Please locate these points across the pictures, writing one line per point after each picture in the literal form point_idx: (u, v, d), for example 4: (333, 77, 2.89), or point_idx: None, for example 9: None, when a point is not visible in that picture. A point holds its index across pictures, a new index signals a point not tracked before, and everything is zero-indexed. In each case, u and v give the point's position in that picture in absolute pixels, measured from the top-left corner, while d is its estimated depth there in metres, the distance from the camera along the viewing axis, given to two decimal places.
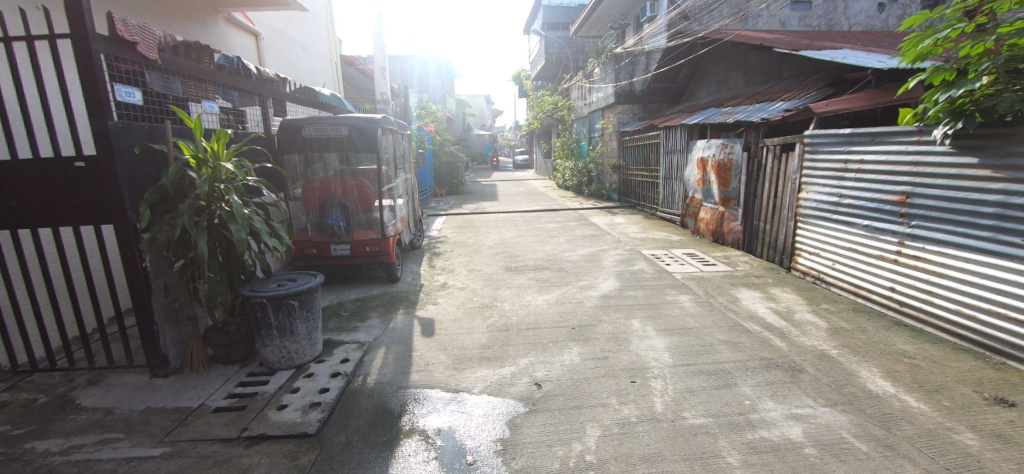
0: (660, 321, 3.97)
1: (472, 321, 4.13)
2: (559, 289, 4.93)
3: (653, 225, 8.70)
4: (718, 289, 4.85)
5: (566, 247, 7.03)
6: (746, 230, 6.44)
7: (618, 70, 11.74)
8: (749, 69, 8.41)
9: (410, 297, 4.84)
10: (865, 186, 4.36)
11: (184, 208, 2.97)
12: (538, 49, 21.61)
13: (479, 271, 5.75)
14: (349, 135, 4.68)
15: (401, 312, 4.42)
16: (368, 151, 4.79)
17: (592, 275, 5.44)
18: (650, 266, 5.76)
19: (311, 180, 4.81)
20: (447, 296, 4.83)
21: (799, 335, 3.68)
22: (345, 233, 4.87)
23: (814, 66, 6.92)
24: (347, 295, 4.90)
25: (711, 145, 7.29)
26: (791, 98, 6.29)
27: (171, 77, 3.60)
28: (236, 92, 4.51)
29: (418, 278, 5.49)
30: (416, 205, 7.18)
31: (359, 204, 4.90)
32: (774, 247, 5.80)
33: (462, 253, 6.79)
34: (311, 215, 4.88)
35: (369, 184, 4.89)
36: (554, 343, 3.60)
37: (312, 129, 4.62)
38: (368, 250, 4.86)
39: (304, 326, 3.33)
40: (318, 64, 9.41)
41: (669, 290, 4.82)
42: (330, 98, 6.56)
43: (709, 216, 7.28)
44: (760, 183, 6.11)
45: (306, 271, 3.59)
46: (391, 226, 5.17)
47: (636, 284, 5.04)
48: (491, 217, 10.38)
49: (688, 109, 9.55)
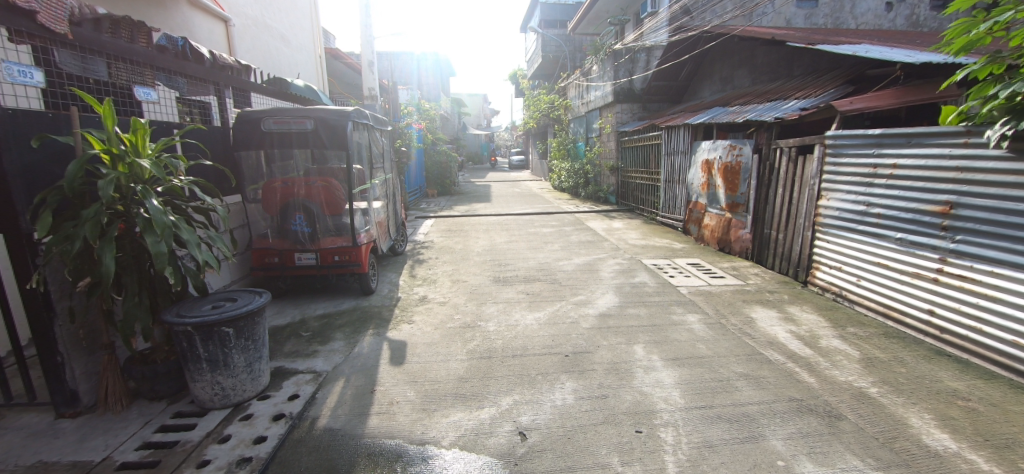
0: (667, 349, 3.43)
1: (451, 346, 3.57)
2: (552, 306, 4.38)
3: (654, 231, 8.19)
4: (729, 307, 4.33)
5: (560, 255, 6.49)
6: (755, 238, 5.93)
7: (618, 67, 11.19)
8: (757, 67, 7.92)
9: (383, 314, 4.27)
10: (898, 194, 3.86)
11: (87, 215, 2.40)
12: (534, 47, 21.06)
13: (464, 283, 5.19)
14: (316, 130, 4.10)
15: (370, 332, 3.85)
16: (337, 149, 4.20)
17: (588, 289, 4.89)
18: (653, 278, 5.23)
19: (272, 180, 4.22)
20: (426, 313, 4.27)
21: (830, 368, 3.16)
22: (311, 240, 4.31)
23: (829, 63, 6.44)
24: (312, 311, 4.34)
25: (717, 146, 6.77)
26: (806, 95, 5.79)
27: (92, 57, 3.00)
28: (184, 78, 3.93)
29: (395, 290, 4.93)
30: (399, 207, 6.62)
31: (326, 208, 4.30)
32: (788, 258, 5.30)
33: (447, 261, 6.23)
34: (272, 219, 4.31)
35: (337, 184, 4.28)
36: (543, 376, 3.05)
37: (272, 123, 4.04)
38: (337, 260, 4.32)
39: (244, 357, 2.77)
40: (298, 56, 8.82)
41: (675, 308, 4.28)
42: (304, 90, 5.99)
43: (714, 223, 6.80)
44: (772, 188, 5.60)
45: (251, 288, 3.04)
46: (365, 233, 4.61)
47: (638, 300, 4.50)
48: (482, 220, 9.81)
49: (691, 108, 9.03)
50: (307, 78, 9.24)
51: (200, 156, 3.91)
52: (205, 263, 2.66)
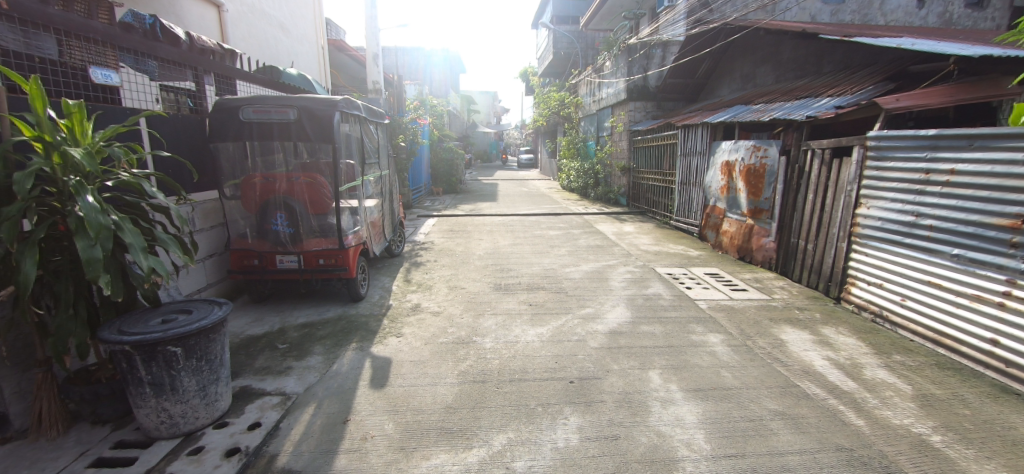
0: (687, 377, 2.99)
1: (441, 365, 3.15)
2: (556, 320, 3.94)
3: (667, 236, 7.71)
4: (755, 326, 3.87)
5: (567, 261, 6.05)
6: (780, 248, 5.46)
7: (631, 63, 10.71)
8: (783, 63, 7.43)
9: (370, 324, 3.85)
10: (956, 204, 3.38)
11: (7, 213, 2.03)
12: (545, 44, 20.59)
13: (462, 291, 4.77)
14: (299, 121, 3.71)
15: (352, 347, 3.44)
16: (322, 143, 3.81)
17: (597, 301, 4.45)
18: (668, 290, 4.77)
19: (251, 175, 3.84)
20: (416, 325, 3.85)
21: (881, 408, 2.69)
22: (294, 241, 3.94)
23: (864, 58, 5.92)
24: (293, 320, 3.95)
25: (739, 147, 6.29)
26: (840, 93, 5.29)
27: (35, 31, 2.63)
28: (155, 60, 3.55)
29: (386, 297, 4.54)
30: (396, 206, 6.24)
31: (311, 207, 3.90)
32: (817, 271, 4.83)
33: (446, 264, 5.83)
34: (251, 217, 3.93)
35: (322, 182, 3.87)
36: (543, 407, 2.63)
37: (251, 111, 3.66)
38: (322, 264, 3.95)
39: (195, 380, 2.38)
40: (299, 46, 8.48)
41: (694, 326, 3.83)
42: (298, 79, 5.62)
43: (733, 230, 6.33)
44: (801, 194, 5.13)
45: (211, 298, 2.66)
46: (355, 234, 4.23)
47: (652, 316, 4.05)
48: (486, 220, 9.39)
49: (709, 106, 8.54)
50: (308, 69, 8.89)
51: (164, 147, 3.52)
52: (150, 271, 2.26)
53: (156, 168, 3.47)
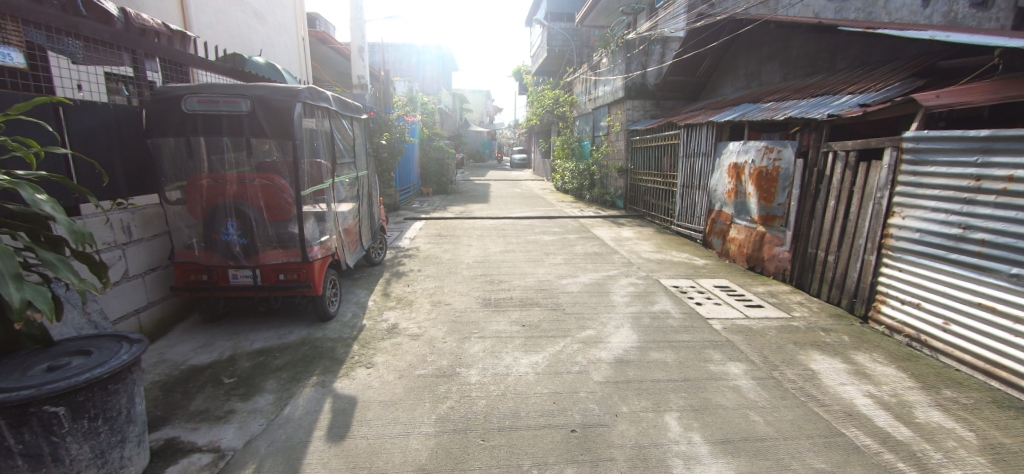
0: (710, 423, 2.49)
1: (416, 408, 2.62)
2: (554, 346, 3.42)
3: (669, 243, 7.24)
4: (779, 352, 3.40)
5: (564, 271, 5.54)
6: (795, 258, 5.02)
7: (630, 60, 10.28)
8: (792, 60, 7.00)
9: (336, 351, 3.30)
10: (1014, 215, 2.93)
11: None
12: (539, 40, 20.06)
13: (446, 308, 4.22)
14: (252, 112, 3.16)
15: (312, 382, 2.90)
16: (280, 139, 3.25)
17: (599, 320, 3.93)
18: (677, 307, 4.29)
19: (197, 176, 3.28)
20: (391, 352, 3.31)
21: (950, 466, 2.21)
22: (248, 254, 3.38)
23: (885, 53, 5.48)
24: (247, 345, 3.40)
25: (748, 148, 5.84)
26: (863, 90, 4.85)
27: None
28: (75, 38, 2.97)
29: (360, 315, 4.00)
30: (377, 210, 5.69)
31: (268, 213, 3.34)
32: (839, 285, 4.38)
33: (431, 275, 5.29)
34: (196, 225, 3.37)
35: (281, 185, 3.32)
36: (539, 469, 2.11)
37: (196, 102, 3.13)
38: (283, 280, 3.41)
39: (89, 445, 1.84)
40: (276, 36, 7.89)
41: (710, 353, 3.33)
42: (262, 67, 5.09)
43: (742, 237, 5.87)
44: (821, 199, 4.67)
45: (120, 335, 2.13)
46: (322, 245, 3.68)
47: (662, 339, 3.55)
48: (477, 224, 8.84)
49: (713, 105, 8.09)
50: (286, 62, 8.29)
51: (82, 142, 2.97)
52: (21, 306, 1.68)
53: (76, 168, 2.91)
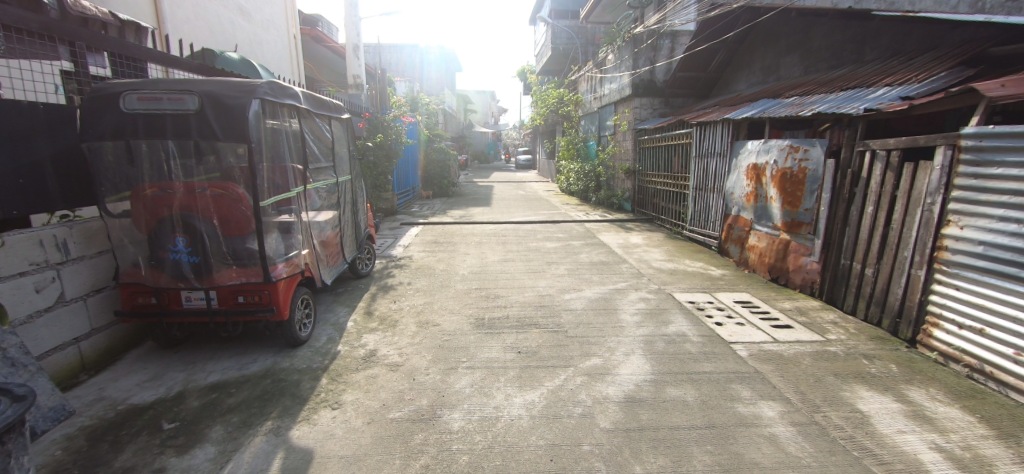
0: None
1: (382, 466, 2.14)
2: (553, 379, 2.94)
3: (681, 250, 6.72)
4: (820, 388, 2.90)
5: (568, 283, 5.06)
6: (825, 269, 4.50)
7: (637, 56, 9.68)
8: (815, 51, 6.47)
9: (300, 387, 2.84)
10: None
11: None
12: (542, 40, 19.75)
13: (434, 330, 3.74)
14: (201, 111, 2.71)
15: (265, 429, 2.44)
16: (233, 143, 2.78)
17: (605, 346, 3.44)
18: (694, 328, 3.79)
19: (142, 185, 2.86)
20: (363, 388, 2.84)
21: None
22: (200, 274, 2.93)
23: (924, 42, 4.95)
24: (200, 379, 2.95)
25: (770, 147, 5.32)
26: (903, 81, 4.32)
27: None
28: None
29: (336, 339, 3.55)
30: (363, 218, 5.24)
31: (224, 227, 2.90)
32: (879, 302, 3.87)
33: (422, 288, 4.84)
34: (142, 242, 2.93)
35: (238, 193, 2.87)
36: None
37: (136, 99, 2.70)
38: (243, 303, 2.97)
39: None
40: (263, 34, 7.48)
41: (737, 389, 2.84)
42: (235, 64, 4.66)
43: (764, 245, 5.36)
44: (856, 205, 4.15)
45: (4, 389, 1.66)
46: (290, 261, 3.22)
47: (679, 371, 3.06)
48: (477, 229, 8.38)
49: (727, 102, 7.56)
50: (275, 60, 7.87)
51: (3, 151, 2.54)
52: None
53: None
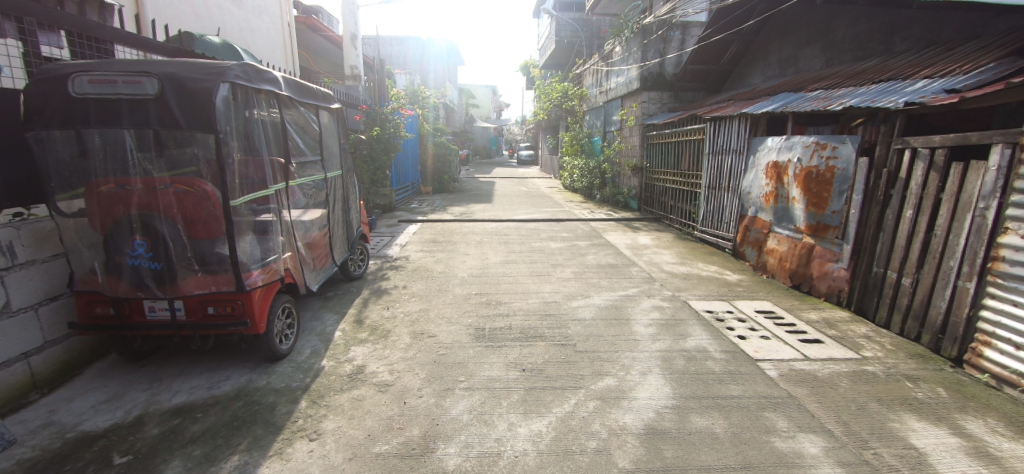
0: None
1: None
2: (562, 404, 2.60)
3: (693, 252, 6.37)
4: (865, 418, 2.55)
5: (575, 288, 4.71)
6: (854, 277, 4.16)
7: (646, 48, 9.28)
8: (839, 42, 6.10)
9: (275, 412, 2.51)
10: None
11: None
12: (546, 32, 19.28)
13: (429, 342, 3.41)
14: (161, 96, 2.35)
15: (228, 466, 2.10)
16: (199, 133, 2.43)
17: (619, 363, 3.10)
18: (715, 342, 3.45)
19: (97, 181, 2.51)
20: (347, 413, 2.50)
21: None
22: (162, 282, 2.59)
23: (964, 31, 4.57)
24: (164, 401, 2.61)
25: (793, 144, 4.96)
26: (945, 73, 3.94)
27: None
28: None
29: (321, 352, 3.21)
30: (356, 216, 4.90)
31: (191, 229, 2.56)
32: (918, 316, 3.52)
33: (418, 293, 4.49)
34: (97, 245, 2.59)
35: (205, 191, 2.52)
36: None
37: (87, 82, 2.35)
38: (213, 315, 2.64)
39: None
40: (254, 20, 7.10)
41: (772, 419, 2.50)
42: (216, 49, 4.30)
43: (784, 249, 5.01)
44: (893, 208, 3.80)
45: None
46: (267, 266, 2.88)
47: (703, 395, 2.72)
48: (477, 227, 8.02)
49: (742, 96, 7.19)
50: (267, 49, 7.50)
51: None
52: None
53: None
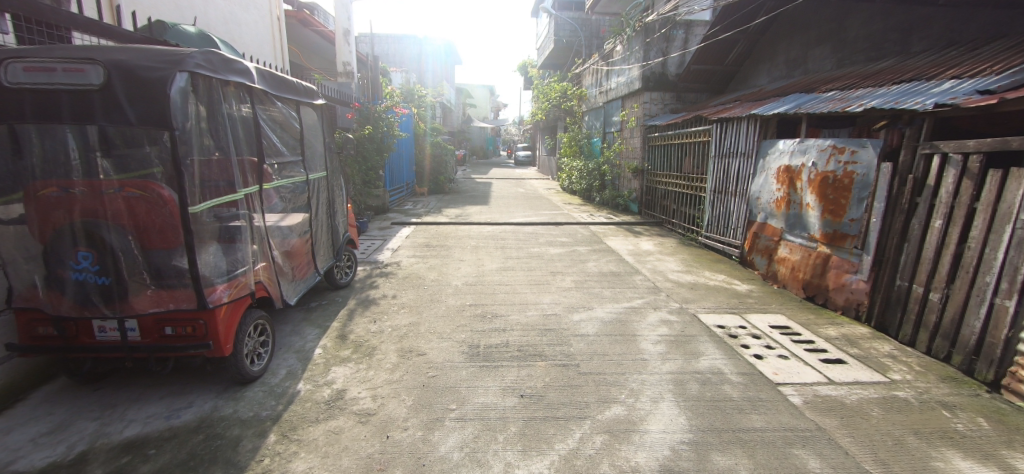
0: None
1: None
2: (567, 439, 2.31)
3: (699, 260, 6.10)
4: (905, 455, 2.28)
5: (576, 299, 4.41)
6: (875, 290, 3.89)
7: (648, 47, 9.02)
8: (851, 42, 5.85)
9: (238, 449, 2.19)
10: None
11: None
12: (546, 32, 19.00)
13: (418, 361, 3.10)
14: (107, 87, 2.04)
15: None
16: (152, 130, 2.12)
17: (627, 387, 2.81)
18: (731, 363, 3.17)
19: (37, 184, 2.21)
20: (320, 451, 2.19)
21: None
22: (112, 299, 2.28)
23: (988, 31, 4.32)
24: (113, 433, 2.30)
25: (808, 148, 4.69)
26: (974, 73, 3.68)
27: None
28: None
29: (296, 374, 2.90)
30: (343, 220, 4.59)
31: (144, 239, 2.26)
32: (948, 335, 3.25)
33: (408, 304, 4.18)
34: (37, 257, 2.28)
35: (159, 196, 2.22)
36: None
37: (22, 70, 2.02)
38: (171, 336, 2.33)
39: None
40: (241, 13, 6.80)
41: (803, 457, 2.21)
42: (190, 39, 3.99)
43: (796, 259, 4.75)
44: (920, 217, 3.52)
45: None
46: (235, 279, 2.57)
47: (723, 427, 2.43)
48: (473, 231, 7.70)
49: (748, 97, 6.93)
50: (255, 43, 7.20)
51: None
52: None
53: None
